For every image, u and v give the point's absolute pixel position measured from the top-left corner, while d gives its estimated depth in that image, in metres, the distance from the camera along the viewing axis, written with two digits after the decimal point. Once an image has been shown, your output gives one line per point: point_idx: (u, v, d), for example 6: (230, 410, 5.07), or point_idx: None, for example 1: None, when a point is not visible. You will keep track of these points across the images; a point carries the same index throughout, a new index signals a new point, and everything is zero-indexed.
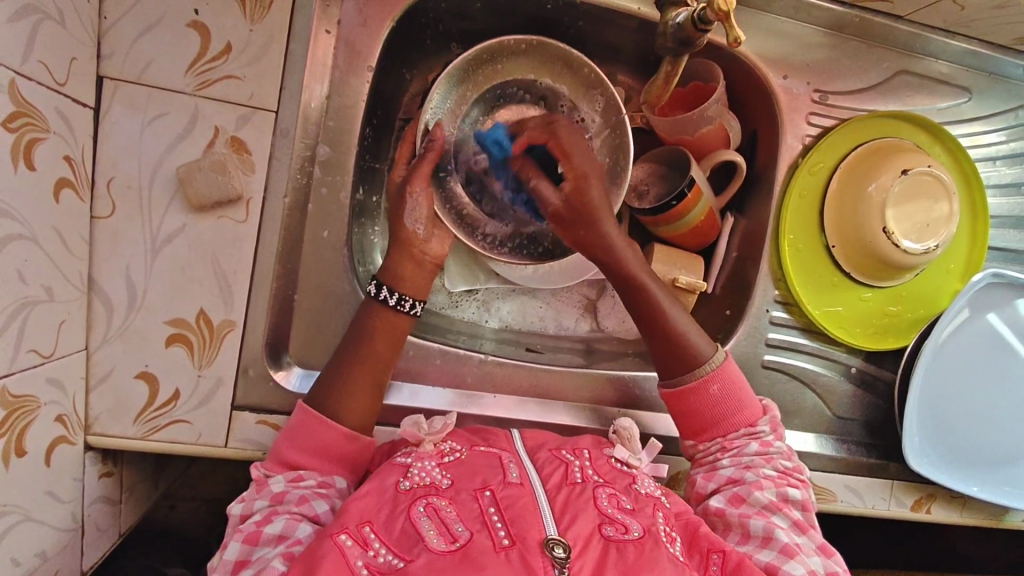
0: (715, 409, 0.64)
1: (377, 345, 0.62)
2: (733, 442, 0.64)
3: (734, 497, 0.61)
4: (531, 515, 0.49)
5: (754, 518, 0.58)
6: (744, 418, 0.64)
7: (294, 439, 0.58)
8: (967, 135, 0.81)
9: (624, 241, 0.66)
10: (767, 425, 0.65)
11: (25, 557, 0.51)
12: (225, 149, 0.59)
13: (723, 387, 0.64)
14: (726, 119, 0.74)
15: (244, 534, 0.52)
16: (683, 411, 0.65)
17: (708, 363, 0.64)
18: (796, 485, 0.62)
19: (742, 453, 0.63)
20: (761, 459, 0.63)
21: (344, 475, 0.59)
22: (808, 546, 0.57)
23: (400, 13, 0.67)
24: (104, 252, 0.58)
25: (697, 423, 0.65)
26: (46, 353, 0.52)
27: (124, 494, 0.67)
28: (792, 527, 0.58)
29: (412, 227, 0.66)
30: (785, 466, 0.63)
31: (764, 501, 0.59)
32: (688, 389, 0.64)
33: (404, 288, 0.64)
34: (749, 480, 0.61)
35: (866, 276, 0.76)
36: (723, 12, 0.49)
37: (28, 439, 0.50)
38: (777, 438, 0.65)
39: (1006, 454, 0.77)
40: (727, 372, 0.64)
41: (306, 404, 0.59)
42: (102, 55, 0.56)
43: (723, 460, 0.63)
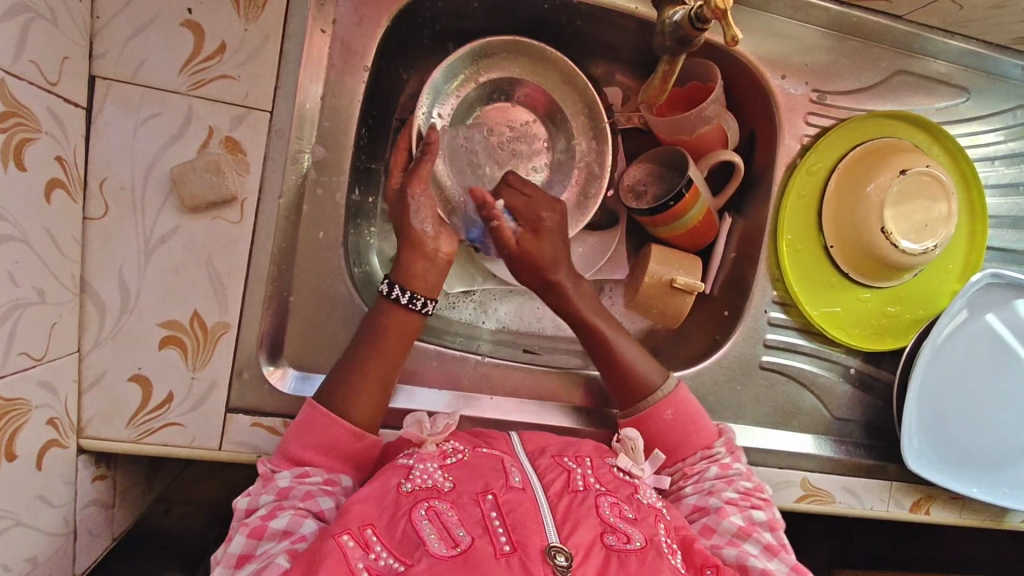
0: (671, 435, 0.66)
1: (391, 341, 0.61)
2: (694, 467, 0.65)
3: (703, 527, 0.60)
4: (532, 522, 0.49)
5: (726, 548, 0.57)
6: (701, 441, 0.66)
7: (302, 434, 0.57)
8: (966, 135, 0.80)
9: (572, 282, 0.69)
10: (724, 447, 0.66)
11: (16, 563, 0.50)
12: (219, 149, 0.59)
13: (677, 412, 0.66)
14: (724, 119, 0.74)
15: (250, 528, 0.52)
16: (642, 439, 0.67)
17: (658, 390, 0.67)
18: (760, 506, 0.62)
19: (704, 479, 0.64)
20: (722, 482, 0.63)
21: (350, 474, 0.58)
22: (781, 569, 0.56)
23: (396, 13, 0.66)
24: (97, 254, 0.57)
25: (654, 451, 0.67)
26: (38, 355, 0.51)
27: (117, 498, 0.67)
28: (763, 551, 0.57)
29: (420, 227, 0.64)
30: (747, 487, 0.63)
31: (732, 528, 0.59)
32: (644, 417, 0.66)
33: (416, 287, 0.63)
34: (714, 509, 0.61)
35: (864, 276, 0.76)
36: (721, 11, 0.49)
37: (19, 443, 0.50)
38: (736, 460, 0.66)
39: (1005, 456, 0.77)
40: (679, 397, 0.67)
41: (314, 400, 0.59)
42: (94, 54, 0.56)
43: (687, 487, 0.64)
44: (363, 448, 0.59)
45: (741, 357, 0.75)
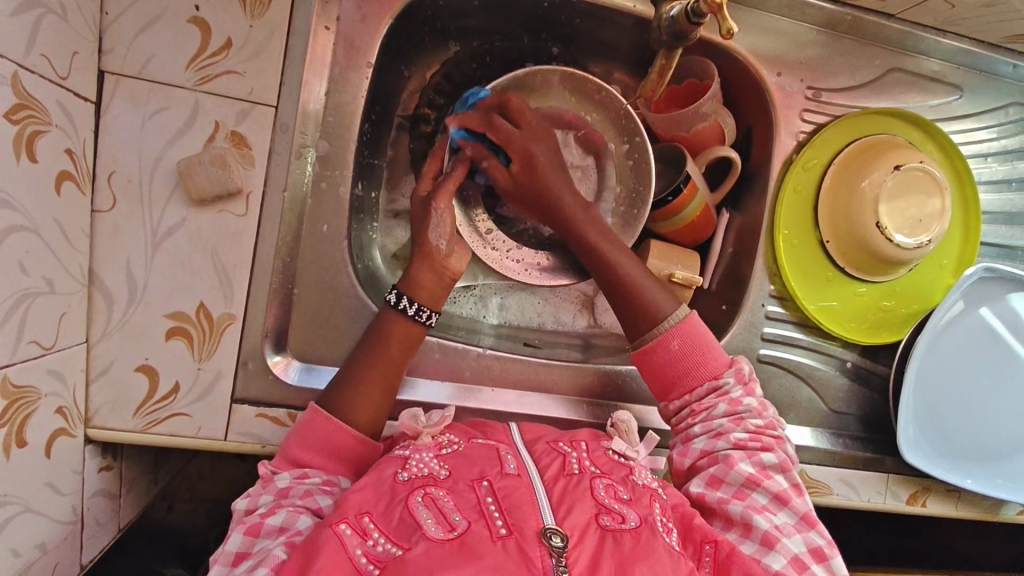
0: (677, 366, 0.65)
1: (392, 349, 0.62)
2: (703, 403, 0.64)
3: (711, 479, 0.61)
4: (528, 505, 0.49)
5: (733, 502, 0.59)
6: (710, 372, 0.65)
7: (302, 437, 0.58)
8: (959, 132, 0.82)
9: (579, 205, 0.68)
10: (733, 378, 0.65)
11: (25, 548, 0.51)
12: (225, 143, 0.60)
13: (684, 342, 0.65)
14: (721, 116, 0.75)
15: (247, 525, 0.52)
16: (649, 369, 0.66)
17: (668, 320, 0.66)
18: (771, 447, 0.62)
19: (712, 417, 0.63)
20: (731, 421, 0.63)
21: (349, 475, 0.59)
22: (789, 522, 0.58)
23: (399, 11, 0.67)
24: (104, 246, 0.58)
25: (661, 381, 0.66)
26: (47, 344, 0.52)
27: (123, 489, 0.67)
28: (772, 501, 0.59)
29: (435, 242, 0.65)
30: (757, 426, 0.63)
31: (741, 478, 0.60)
32: (650, 348, 0.65)
33: (421, 297, 0.64)
34: (722, 454, 0.61)
35: (860, 270, 0.77)
36: (717, 5, 0.50)
37: (29, 430, 0.50)
38: (747, 394, 0.65)
39: (1001, 447, 0.78)
40: (688, 327, 0.65)
41: (317, 404, 0.59)
42: (104, 50, 0.57)
43: (694, 426, 0.64)
44: (364, 453, 0.60)
45: (738, 350, 0.76)
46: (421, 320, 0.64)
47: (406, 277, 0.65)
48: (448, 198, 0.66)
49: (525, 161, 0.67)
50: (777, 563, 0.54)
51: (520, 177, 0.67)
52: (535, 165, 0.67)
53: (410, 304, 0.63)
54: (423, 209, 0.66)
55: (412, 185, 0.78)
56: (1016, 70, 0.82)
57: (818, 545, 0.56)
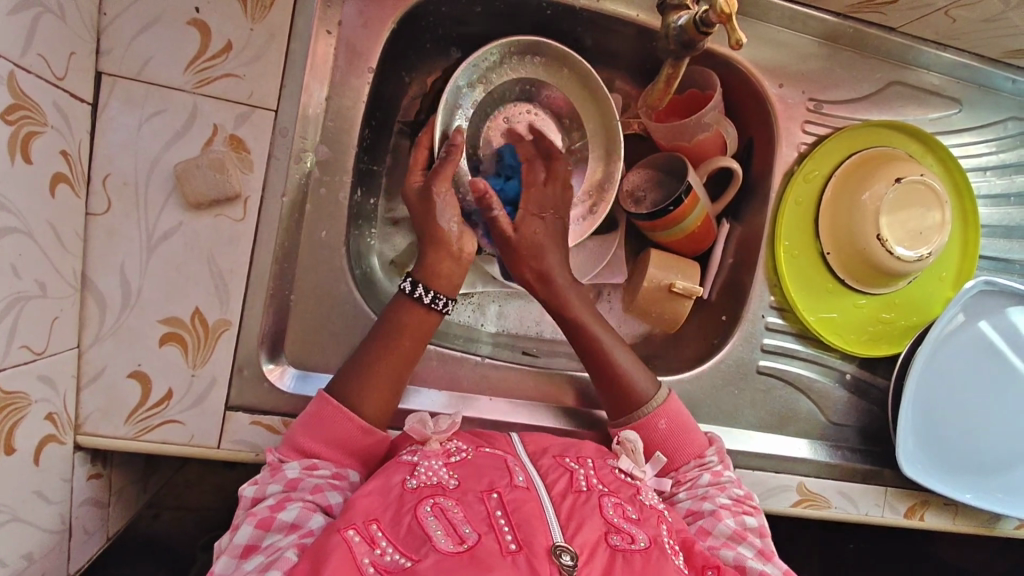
0: (661, 445, 0.66)
1: (404, 341, 0.62)
2: (687, 474, 0.65)
3: (700, 530, 0.60)
4: (538, 520, 0.48)
5: (723, 549, 0.58)
6: (692, 451, 0.66)
7: (311, 427, 0.57)
8: (958, 145, 0.82)
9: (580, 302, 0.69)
10: (715, 456, 0.66)
11: (11, 559, 0.49)
12: (224, 147, 0.59)
13: (670, 422, 0.66)
14: (723, 126, 0.75)
15: (258, 518, 0.51)
16: (632, 450, 0.67)
17: (652, 400, 0.67)
18: (751, 512, 0.62)
19: (696, 485, 0.64)
20: (715, 489, 0.63)
21: (356, 469, 0.58)
22: (777, 574, 0.56)
23: (401, 17, 0.67)
24: (98, 248, 0.57)
25: (644, 458, 0.66)
26: (39, 349, 0.51)
27: (112, 497, 0.66)
28: (757, 555, 0.58)
29: (447, 226, 0.64)
30: (739, 494, 0.63)
31: (728, 531, 0.59)
32: (635, 426, 0.66)
33: (438, 286, 0.64)
34: (707, 511, 0.61)
35: (861, 282, 0.77)
36: (727, 14, 0.50)
37: (18, 437, 0.49)
38: (726, 468, 0.66)
39: (1000, 460, 0.77)
40: (671, 408, 0.66)
41: (327, 392, 0.59)
42: (101, 50, 0.56)
43: (680, 493, 0.64)
44: (372, 446, 0.59)
45: (737, 361, 0.76)
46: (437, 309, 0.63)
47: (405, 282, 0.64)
48: (446, 181, 0.64)
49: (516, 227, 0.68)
50: None
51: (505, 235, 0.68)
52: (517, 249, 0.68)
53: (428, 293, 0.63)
54: (425, 202, 0.64)
55: None
56: (1015, 84, 0.82)
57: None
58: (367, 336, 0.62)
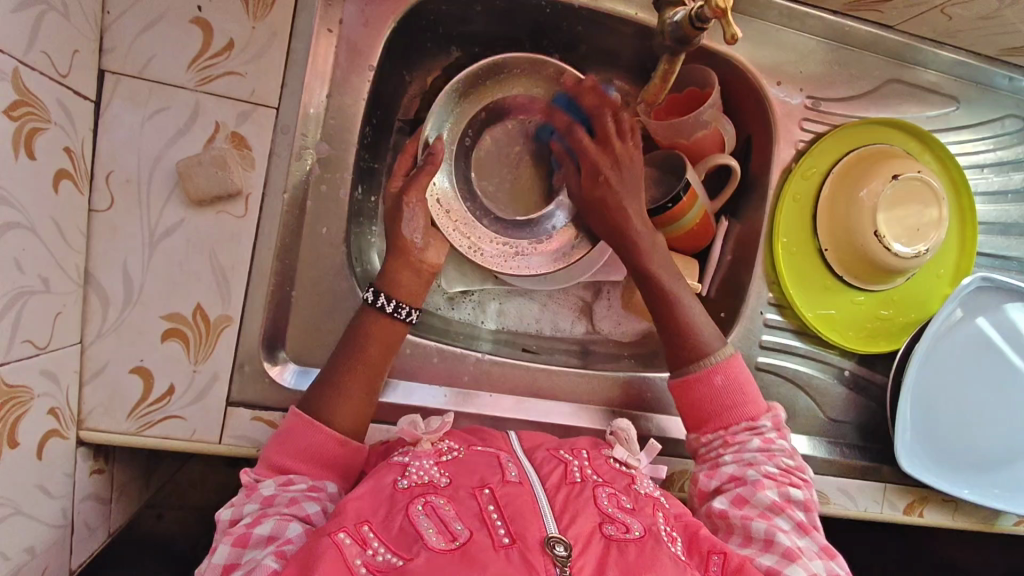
0: (719, 402, 0.65)
1: (372, 350, 0.62)
2: (736, 437, 0.64)
3: (737, 497, 0.61)
4: (530, 513, 0.49)
5: (756, 520, 0.58)
6: (747, 412, 0.65)
7: (284, 443, 0.57)
8: (955, 143, 0.82)
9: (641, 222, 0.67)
10: (770, 421, 0.65)
11: (14, 552, 0.50)
12: (225, 144, 0.60)
13: (727, 380, 0.65)
14: (721, 124, 0.75)
15: (234, 536, 0.51)
16: (688, 403, 0.66)
17: (714, 354, 0.66)
18: (798, 484, 0.61)
19: (745, 449, 0.63)
20: (763, 455, 0.63)
21: (335, 481, 0.58)
22: (810, 548, 0.56)
23: (401, 16, 0.68)
24: (101, 245, 0.57)
25: (700, 414, 0.66)
26: (41, 344, 0.51)
27: (114, 493, 0.66)
28: (794, 529, 0.58)
29: (409, 235, 0.65)
30: (788, 464, 0.63)
31: (767, 502, 0.59)
32: (693, 380, 0.65)
33: (399, 295, 0.64)
34: (751, 480, 0.61)
35: (859, 279, 0.77)
36: (720, 9, 0.50)
37: (21, 431, 0.50)
38: (781, 436, 0.65)
39: (999, 457, 0.77)
40: (732, 366, 0.65)
41: (298, 409, 0.59)
42: (104, 49, 0.56)
43: (725, 456, 0.64)
44: (349, 457, 0.59)
45: None
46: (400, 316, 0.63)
47: (405, 280, 0.64)
48: (420, 190, 0.65)
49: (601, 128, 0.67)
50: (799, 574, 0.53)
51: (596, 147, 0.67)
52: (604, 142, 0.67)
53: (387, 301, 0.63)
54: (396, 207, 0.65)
55: None
56: (1011, 82, 0.82)
57: (839, 574, 0.55)
58: (336, 349, 0.62)
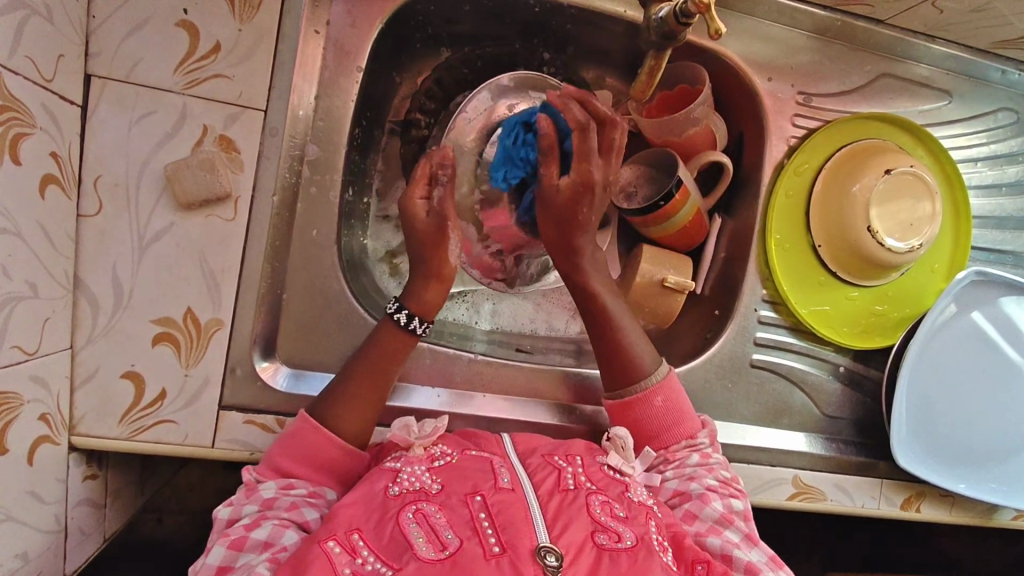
0: (660, 420, 0.65)
1: (391, 365, 0.62)
2: (675, 454, 0.65)
3: (685, 513, 0.61)
4: (522, 522, 0.49)
5: (710, 536, 0.59)
6: (686, 430, 0.66)
7: (288, 446, 0.57)
8: (949, 137, 0.82)
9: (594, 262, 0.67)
10: (706, 437, 0.66)
11: (5, 559, 0.50)
12: (213, 147, 0.59)
13: (666, 400, 0.66)
14: (713, 121, 0.75)
15: (231, 538, 0.51)
16: (628, 422, 0.66)
17: (651, 376, 0.66)
18: (738, 495, 0.62)
19: (684, 464, 0.64)
20: (703, 469, 0.63)
21: (334, 487, 0.58)
22: (761, 560, 0.57)
23: (389, 16, 0.67)
24: (90, 250, 0.57)
25: (638, 435, 0.66)
26: (30, 350, 0.51)
27: (108, 498, 0.66)
28: (743, 541, 0.59)
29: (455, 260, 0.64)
30: (726, 476, 0.64)
31: (715, 515, 0.60)
32: (634, 401, 0.65)
33: (426, 313, 0.64)
34: (695, 492, 0.61)
35: (853, 274, 0.77)
36: (705, 4, 0.50)
37: (10, 437, 0.50)
38: (715, 450, 0.66)
39: (997, 451, 0.77)
40: (670, 385, 0.66)
41: (306, 413, 0.59)
42: (91, 53, 0.56)
43: (667, 473, 0.64)
44: (349, 466, 0.59)
45: (731, 355, 0.76)
46: (404, 326, 0.63)
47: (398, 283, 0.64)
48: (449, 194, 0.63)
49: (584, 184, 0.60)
50: None
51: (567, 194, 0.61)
52: (582, 200, 0.61)
53: (408, 317, 0.63)
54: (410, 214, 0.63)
55: (403, 190, 0.78)
56: (1004, 75, 0.82)
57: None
58: (351, 358, 0.62)
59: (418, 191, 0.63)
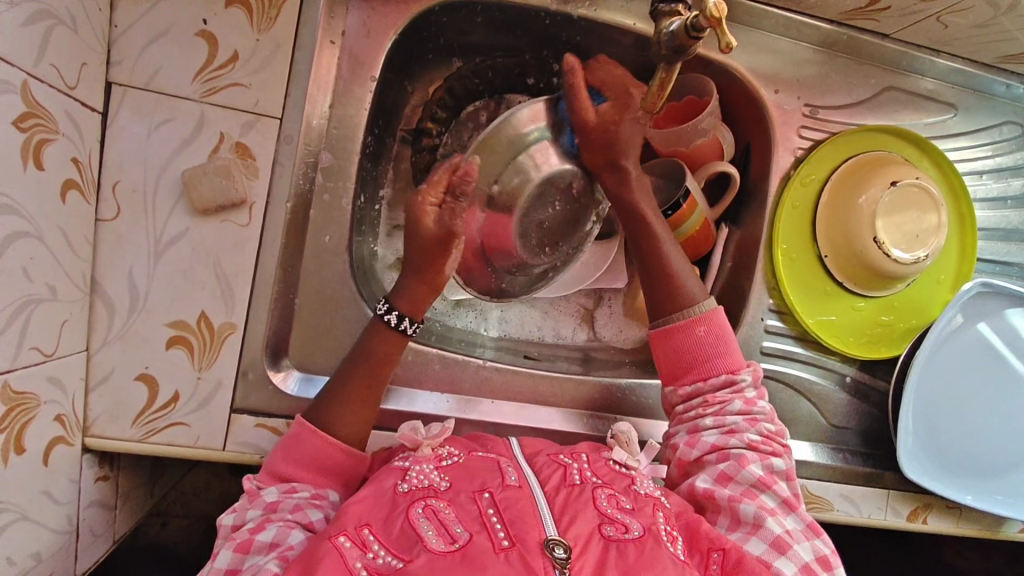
0: (699, 351, 0.65)
1: (388, 362, 0.62)
2: (717, 397, 0.64)
3: (719, 475, 0.61)
4: (530, 517, 0.49)
5: (743, 501, 0.59)
6: (728, 366, 0.65)
7: (288, 450, 0.58)
8: (953, 149, 0.83)
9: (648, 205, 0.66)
10: (750, 378, 0.65)
11: (20, 557, 0.50)
12: (230, 154, 0.60)
13: (709, 330, 0.66)
14: (720, 132, 0.76)
15: (237, 542, 0.52)
16: (668, 350, 0.67)
17: (697, 305, 0.66)
18: (779, 453, 0.63)
19: (726, 412, 0.64)
20: (745, 422, 0.63)
21: (337, 489, 0.59)
22: (796, 528, 0.58)
23: (404, 27, 0.69)
24: (107, 254, 0.58)
25: (678, 365, 0.66)
26: (48, 351, 0.52)
27: (119, 500, 0.67)
28: (780, 505, 0.60)
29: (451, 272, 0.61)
30: (769, 430, 0.64)
31: (751, 479, 0.60)
32: (674, 327, 0.66)
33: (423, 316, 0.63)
34: (735, 454, 0.61)
35: (859, 285, 0.77)
36: (716, 19, 0.49)
37: (27, 437, 0.50)
38: (759, 398, 0.66)
39: (1002, 463, 0.77)
40: (715, 317, 0.66)
41: (303, 417, 0.59)
42: (112, 61, 0.58)
43: (706, 419, 0.64)
44: (352, 468, 0.60)
45: None
46: (394, 326, 0.61)
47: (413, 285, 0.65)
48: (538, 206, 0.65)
49: (621, 100, 0.64)
50: (788, 569, 0.54)
51: (612, 110, 0.63)
52: (628, 102, 0.64)
53: (399, 318, 0.61)
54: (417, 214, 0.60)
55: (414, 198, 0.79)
56: (1009, 89, 0.83)
57: (824, 553, 0.56)
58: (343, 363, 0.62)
59: (433, 197, 0.59)
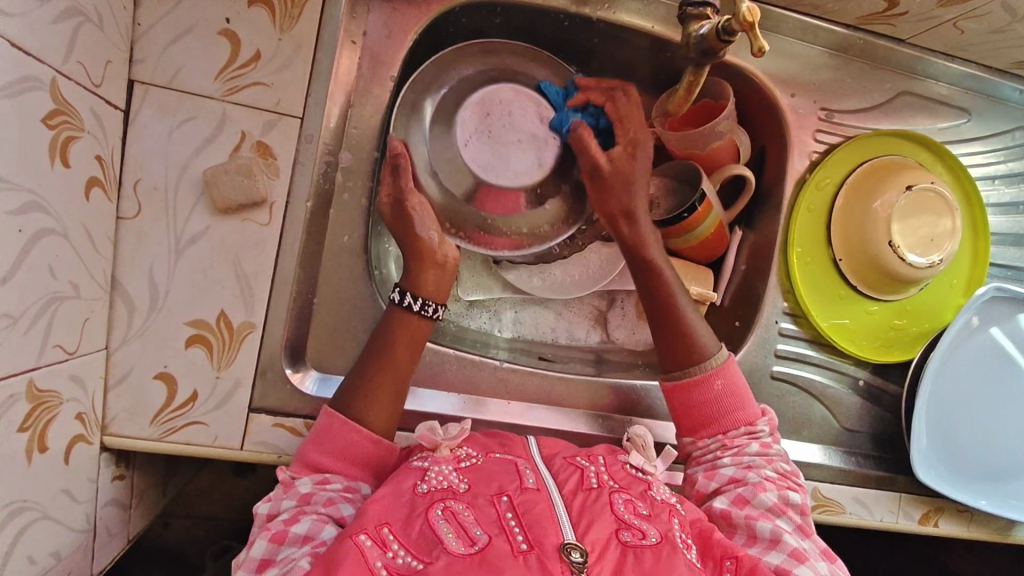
0: (715, 408, 0.65)
1: (403, 353, 0.62)
2: (734, 440, 0.64)
3: (737, 497, 0.61)
4: (549, 520, 0.49)
5: (760, 520, 0.58)
6: (744, 417, 0.65)
7: (321, 440, 0.58)
8: (966, 154, 0.83)
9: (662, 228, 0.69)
10: (766, 427, 0.66)
11: (41, 556, 0.50)
12: (251, 153, 0.60)
13: (726, 384, 0.65)
14: (736, 134, 0.76)
15: (272, 533, 0.52)
16: (683, 404, 0.66)
17: (712, 359, 0.66)
18: (795, 489, 0.63)
19: (743, 453, 0.64)
20: (762, 460, 0.64)
21: (368, 482, 0.59)
22: (813, 549, 0.57)
23: (423, 27, 0.69)
24: (128, 252, 0.58)
25: (695, 418, 0.66)
26: (70, 349, 0.52)
27: (134, 499, 0.67)
28: (796, 530, 0.59)
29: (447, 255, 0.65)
30: (785, 469, 0.64)
31: (768, 503, 0.60)
32: (692, 382, 0.65)
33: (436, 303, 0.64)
34: (752, 481, 0.61)
35: (873, 289, 0.77)
36: (749, 22, 0.50)
37: (50, 436, 0.50)
38: (775, 441, 0.66)
39: (1015, 466, 0.77)
40: (730, 370, 0.66)
41: (331, 407, 0.59)
42: (134, 59, 0.58)
43: (723, 459, 0.64)
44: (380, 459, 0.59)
45: (751, 366, 0.77)
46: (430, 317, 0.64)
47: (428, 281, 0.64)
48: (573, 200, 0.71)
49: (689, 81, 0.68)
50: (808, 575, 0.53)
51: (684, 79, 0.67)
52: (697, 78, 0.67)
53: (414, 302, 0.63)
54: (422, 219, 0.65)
55: None
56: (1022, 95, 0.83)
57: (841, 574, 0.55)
58: (362, 356, 0.62)
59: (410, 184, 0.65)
